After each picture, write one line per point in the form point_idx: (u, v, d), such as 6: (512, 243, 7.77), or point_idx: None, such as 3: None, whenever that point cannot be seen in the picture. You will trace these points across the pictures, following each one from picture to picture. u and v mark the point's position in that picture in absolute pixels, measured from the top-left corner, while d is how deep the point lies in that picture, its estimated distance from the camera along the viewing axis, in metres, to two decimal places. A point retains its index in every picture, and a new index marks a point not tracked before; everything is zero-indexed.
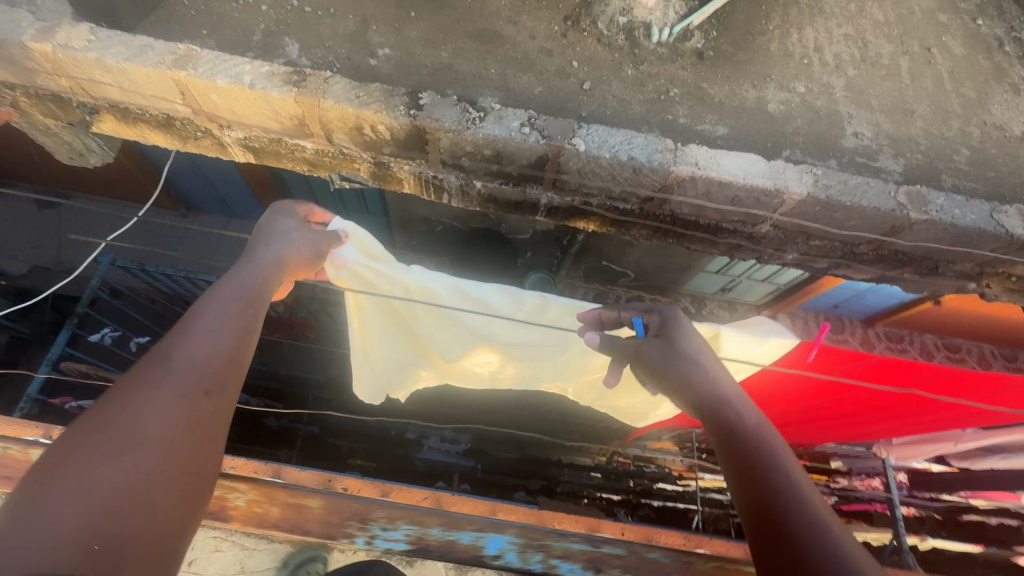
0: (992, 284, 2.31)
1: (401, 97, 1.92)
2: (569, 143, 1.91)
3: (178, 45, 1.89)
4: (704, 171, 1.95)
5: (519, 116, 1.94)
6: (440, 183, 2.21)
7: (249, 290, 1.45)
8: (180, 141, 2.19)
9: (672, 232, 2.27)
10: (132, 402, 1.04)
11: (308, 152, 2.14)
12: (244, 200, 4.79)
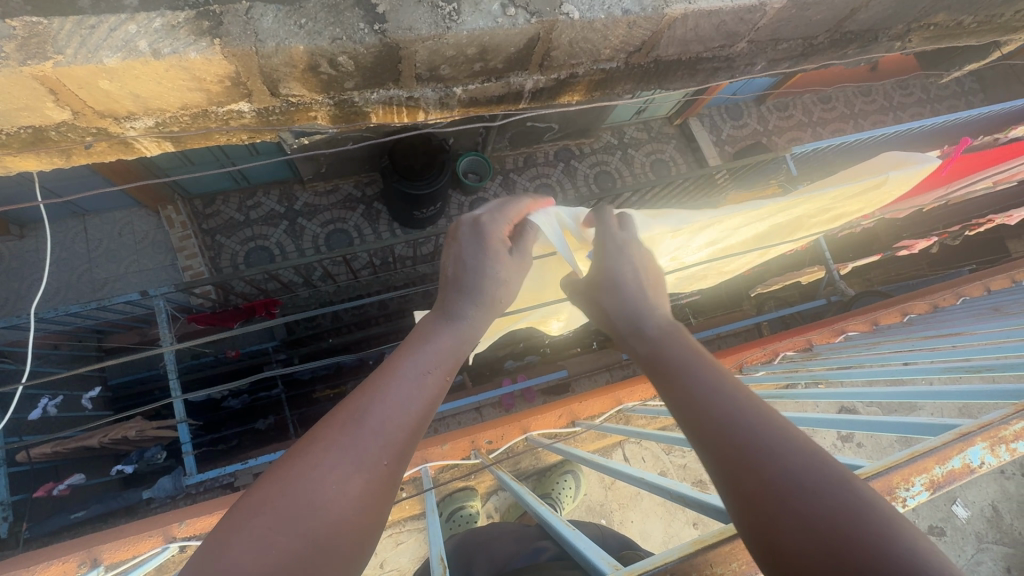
0: (912, 39, 2.57)
1: (353, 10, 1.53)
2: (561, 13, 1.68)
3: (9, 24, 1.30)
4: (695, 5, 1.83)
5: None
6: (414, 103, 1.89)
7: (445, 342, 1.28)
8: (64, 156, 1.62)
9: (656, 78, 2.19)
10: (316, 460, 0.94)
11: (248, 117, 1.71)
12: (95, 192, 3.82)
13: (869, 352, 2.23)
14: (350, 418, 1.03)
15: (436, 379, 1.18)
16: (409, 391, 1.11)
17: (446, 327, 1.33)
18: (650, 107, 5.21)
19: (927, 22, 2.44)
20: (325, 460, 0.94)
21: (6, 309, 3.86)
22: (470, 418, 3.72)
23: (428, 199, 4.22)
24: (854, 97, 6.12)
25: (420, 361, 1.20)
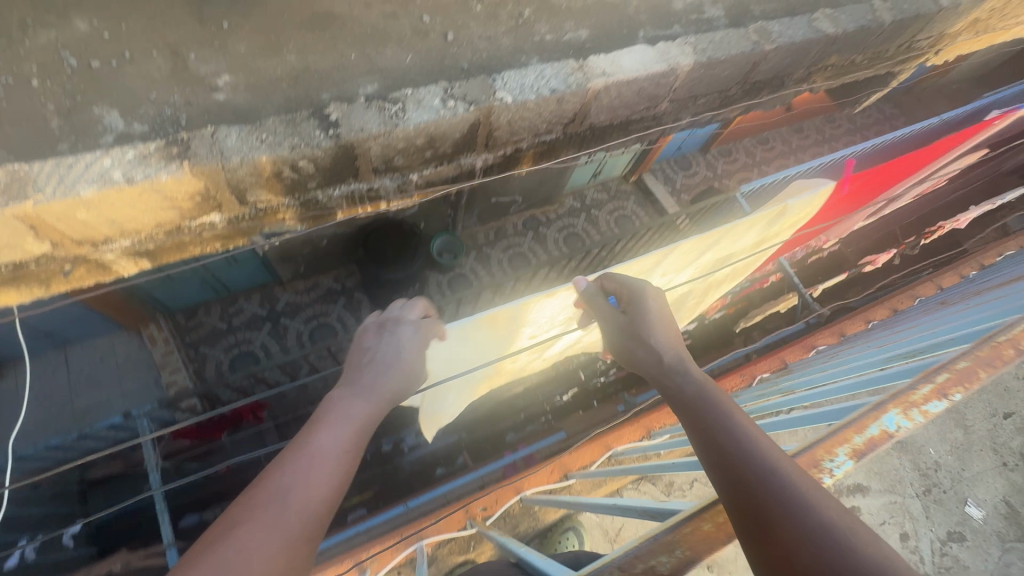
0: (817, 80, 2.88)
1: (309, 121, 1.71)
2: (495, 99, 1.89)
3: None
4: (613, 77, 2.07)
5: (437, 93, 1.85)
6: (375, 193, 2.04)
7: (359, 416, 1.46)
8: (45, 286, 1.70)
9: (595, 142, 2.40)
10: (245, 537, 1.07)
11: (220, 227, 1.83)
12: (77, 321, 3.86)
13: (834, 360, 2.45)
14: (270, 496, 1.17)
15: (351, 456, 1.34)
16: (325, 467, 1.27)
17: (355, 397, 1.52)
18: (605, 169, 5.57)
19: (824, 65, 2.77)
20: (252, 534, 1.08)
21: None
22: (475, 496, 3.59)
23: (406, 282, 4.34)
24: (789, 136, 6.62)
25: (335, 436, 1.37)
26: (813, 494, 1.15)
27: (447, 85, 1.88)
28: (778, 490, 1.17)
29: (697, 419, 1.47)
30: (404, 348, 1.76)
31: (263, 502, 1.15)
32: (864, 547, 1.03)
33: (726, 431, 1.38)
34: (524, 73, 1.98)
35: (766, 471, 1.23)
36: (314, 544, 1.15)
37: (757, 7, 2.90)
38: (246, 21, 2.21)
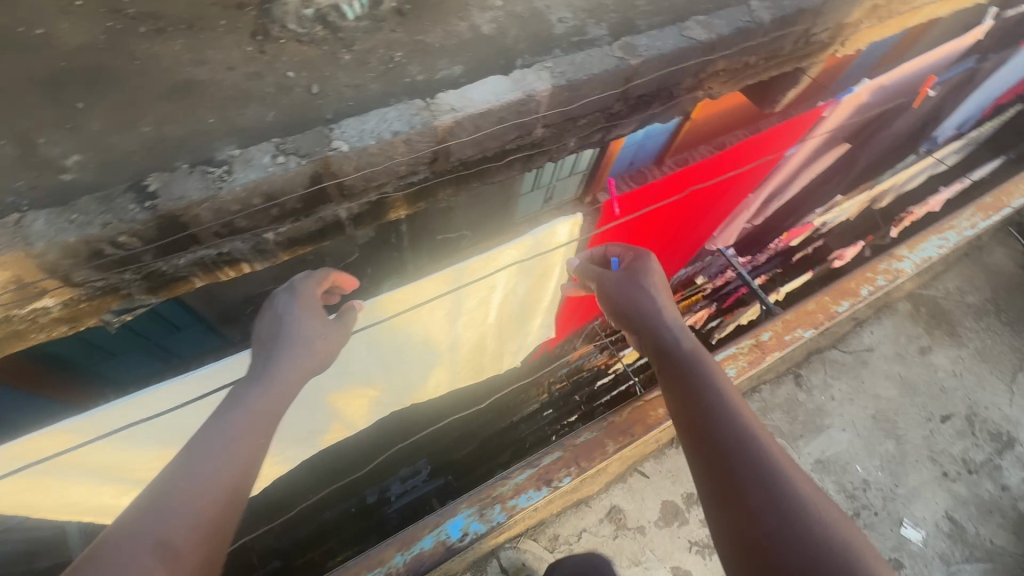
0: (712, 86, 2.82)
1: (126, 195, 1.67)
2: (330, 149, 1.83)
3: None
4: (462, 111, 2.02)
5: (264, 150, 1.79)
6: (230, 256, 1.99)
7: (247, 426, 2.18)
8: None
9: (472, 175, 2.35)
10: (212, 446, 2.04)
11: (57, 310, 1.78)
12: (17, 408, 3.77)
13: None
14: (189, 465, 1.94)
15: (257, 419, 2.24)
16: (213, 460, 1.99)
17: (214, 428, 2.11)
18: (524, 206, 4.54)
19: (713, 69, 2.68)
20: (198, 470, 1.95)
21: None
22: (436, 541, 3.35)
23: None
24: None
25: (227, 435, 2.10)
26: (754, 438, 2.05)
27: (279, 140, 1.82)
28: (748, 436, 2.05)
29: (681, 368, 2.47)
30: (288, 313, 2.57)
31: (174, 478, 1.90)
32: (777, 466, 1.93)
33: (704, 375, 2.38)
34: (362, 118, 1.92)
35: (737, 414, 2.14)
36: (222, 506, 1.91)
37: (643, 21, 2.86)
38: (102, 99, 2.21)
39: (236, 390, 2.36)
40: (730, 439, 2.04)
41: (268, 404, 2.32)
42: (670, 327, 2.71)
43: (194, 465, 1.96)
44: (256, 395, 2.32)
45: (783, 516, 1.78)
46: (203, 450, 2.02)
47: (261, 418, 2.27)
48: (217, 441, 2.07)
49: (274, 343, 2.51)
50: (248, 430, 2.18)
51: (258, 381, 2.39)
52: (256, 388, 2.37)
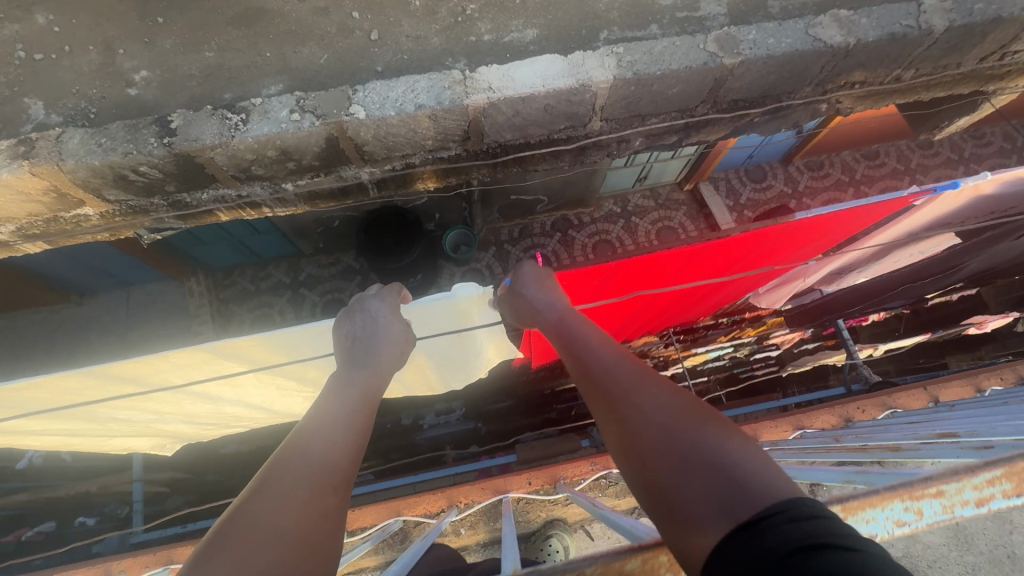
0: (841, 99, 2.28)
1: (149, 127, 1.75)
2: (346, 113, 1.76)
3: None
4: (499, 93, 1.81)
5: (287, 104, 1.79)
6: (253, 198, 2.07)
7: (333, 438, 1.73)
8: None
9: (511, 162, 2.19)
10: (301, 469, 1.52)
11: (97, 217, 1.99)
12: (128, 270, 4.41)
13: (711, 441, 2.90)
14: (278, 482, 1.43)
15: (361, 416, 1.85)
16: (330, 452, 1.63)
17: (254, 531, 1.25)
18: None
19: (843, 81, 2.14)
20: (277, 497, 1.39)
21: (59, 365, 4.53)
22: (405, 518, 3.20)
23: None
24: (910, 152, 5.36)
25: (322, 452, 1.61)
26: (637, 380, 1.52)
27: (298, 95, 1.78)
28: (624, 386, 1.52)
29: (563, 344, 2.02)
30: (382, 316, 2.43)
31: (278, 471, 1.45)
32: (653, 403, 1.39)
33: (582, 343, 1.92)
34: (389, 84, 1.80)
35: (604, 365, 1.68)
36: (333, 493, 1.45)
37: None
38: (183, 12, 2.01)
39: (322, 398, 1.95)
40: (609, 397, 1.50)
41: (370, 389, 2.05)
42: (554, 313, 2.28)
43: (301, 460, 1.50)
44: (359, 388, 2.03)
45: (662, 444, 1.25)
46: (298, 446, 1.57)
47: (363, 410, 1.90)
48: (323, 447, 1.58)
49: (362, 349, 2.28)
50: (360, 417, 1.84)
51: (357, 373, 2.13)
52: (340, 400, 1.92)
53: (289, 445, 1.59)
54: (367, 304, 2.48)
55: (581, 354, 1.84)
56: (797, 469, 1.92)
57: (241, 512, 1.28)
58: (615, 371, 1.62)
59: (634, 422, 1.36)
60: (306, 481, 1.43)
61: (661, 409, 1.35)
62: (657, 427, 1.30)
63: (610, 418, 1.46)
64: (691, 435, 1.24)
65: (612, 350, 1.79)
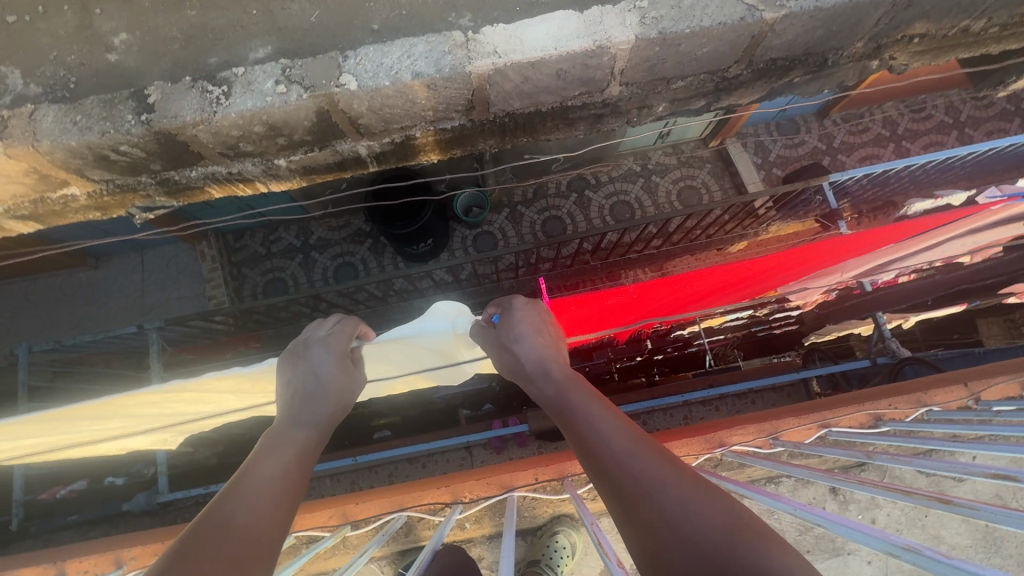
0: None
1: (424, 49, 1.64)
2: (651, 44, 1.65)
3: (136, 62, 1.70)
4: (800, 5, 1.64)
5: (585, 19, 1.64)
6: (514, 126, 2.00)
7: (310, 440, 1.37)
8: (121, 172, 1.80)
9: (755, 86, 2.00)
10: (236, 501, 1.06)
11: (365, 152, 1.97)
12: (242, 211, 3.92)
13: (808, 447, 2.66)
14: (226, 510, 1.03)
15: (294, 479, 1.21)
16: (265, 500, 1.09)
17: (245, 481, 1.13)
18: (676, 131, 4.25)
19: None
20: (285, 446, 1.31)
21: (135, 317, 4.17)
22: (457, 457, 3.61)
23: (420, 236, 3.88)
24: None
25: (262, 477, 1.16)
26: (660, 475, 0.98)
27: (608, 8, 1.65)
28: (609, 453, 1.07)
29: (578, 426, 1.20)
30: (326, 373, 1.56)
31: (201, 537, 0.93)
32: (665, 506, 0.90)
33: (584, 424, 1.19)
34: (698, 35, 1.66)
35: (618, 457, 1.06)
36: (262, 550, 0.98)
37: None
38: None
39: (258, 451, 1.27)
40: (622, 464, 1.03)
41: (316, 440, 1.38)
42: (546, 376, 1.50)
43: (230, 514, 1.00)
44: (299, 434, 1.36)
45: (699, 554, 0.79)
46: (242, 494, 1.08)
47: (303, 462, 1.28)
48: (251, 485, 1.12)
49: (304, 404, 1.46)
50: (295, 473, 1.22)
51: (298, 429, 1.38)
52: (282, 452, 1.28)
53: (209, 514, 1.01)
54: (310, 348, 1.60)
55: (586, 447, 1.12)
56: (821, 445, 1.93)
57: (190, 546, 0.90)
58: (612, 454, 1.06)
59: (671, 514, 0.88)
60: (229, 533, 0.96)
61: (703, 508, 0.87)
62: (703, 541, 0.81)
63: (621, 514, 0.96)
64: (742, 550, 0.77)
65: (618, 439, 1.10)
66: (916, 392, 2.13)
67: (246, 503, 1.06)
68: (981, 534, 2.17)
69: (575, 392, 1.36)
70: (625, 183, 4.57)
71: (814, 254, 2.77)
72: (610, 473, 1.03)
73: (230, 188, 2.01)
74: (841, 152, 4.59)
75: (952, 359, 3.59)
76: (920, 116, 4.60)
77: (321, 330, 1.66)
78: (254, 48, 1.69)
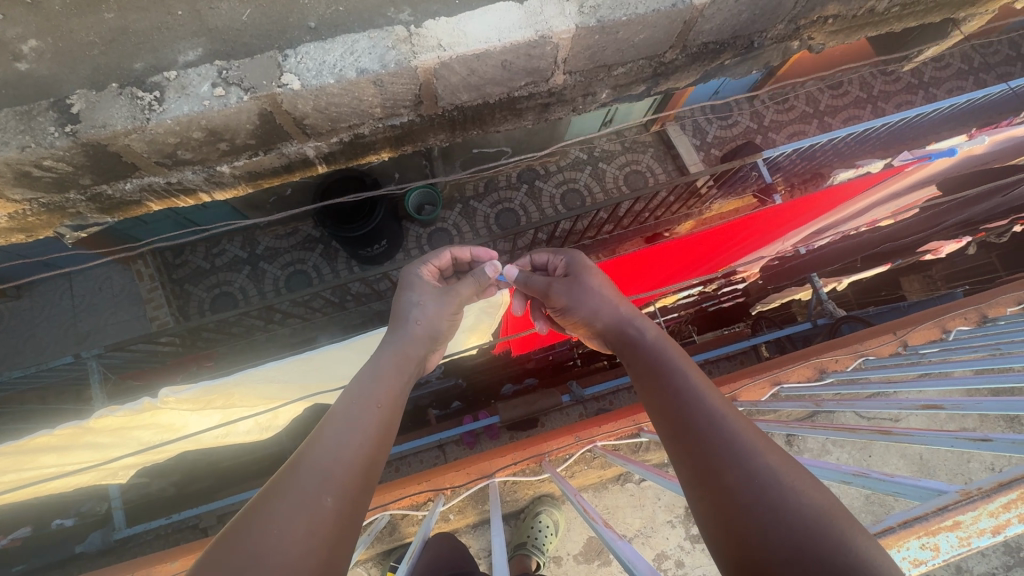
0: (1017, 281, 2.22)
1: (366, 45, 1.61)
2: (589, 32, 1.70)
3: (51, 74, 1.58)
4: None
5: (525, 9, 1.66)
6: (461, 119, 2.00)
7: (396, 365, 1.45)
8: (45, 189, 1.68)
9: (688, 69, 2.09)
10: (340, 427, 1.14)
11: (313, 154, 1.93)
12: (179, 224, 3.71)
13: None
14: (321, 442, 1.08)
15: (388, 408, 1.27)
16: (363, 425, 1.17)
17: (341, 412, 1.19)
18: (619, 117, 4.39)
19: None
20: (370, 371, 1.39)
21: (66, 346, 3.88)
22: (431, 455, 3.59)
23: (374, 238, 3.82)
24: None
25: (361, 410, 1.21)
26: (743, 438, 0.94)
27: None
28: (695, 407, 1.05)
29: (659, 380, 1.19)
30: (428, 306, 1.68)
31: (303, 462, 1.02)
32: (754, 469, 0.87)
33: (666, 380, 1.17)
34: (633, 21, 1.71)
35: (709, 414, 1.02)
36: (360, 490, 1.03)
37: None
38: None
39: (360, 376, 1.37)
40: (710, 423, 1.00)
41: (399, 373, 1.43)
42: (637, 327, 1.48)
43: (334, 439, 1.09)
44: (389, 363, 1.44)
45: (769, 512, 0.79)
46: (346, 425, 1.15)
47: (394, 392, 1.34)
48: (349, 402, 1.23)
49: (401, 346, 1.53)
50: (386, 399, 1.29)
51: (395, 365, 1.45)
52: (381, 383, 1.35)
53: (317, 438, 1.10)
54: (408, 288, 1.72)
55: (667, 394, 1.13)
56: (771, 402, 2.07)
57: (293, 470, 1.00)
58: (705, 408, 1.04)
59: (748, 485, 0.85)
60: (343, 464, 1.05)
61: (787, 472, 0.85)
62: (786, 501, 0.80)
63: (701, 470, 0.94)
64: (822, 535, 0.73)
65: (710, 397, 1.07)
66: (853, 344, 2.32)
67: (349, 433, 1.13)
68: (918, 466, 2.39)
69: (665, 344, 1.34)
70: (573, 172, 4.66)
71: (758, 226, 2.95)
72: (692, 427, 1.02)
73: (171, 199, 1.92)
74: (771, 130, 4.88)
75: (882, 314, 3.90)
76: (839, 93, 4.93)
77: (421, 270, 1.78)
78: (183, 50, 1.62)
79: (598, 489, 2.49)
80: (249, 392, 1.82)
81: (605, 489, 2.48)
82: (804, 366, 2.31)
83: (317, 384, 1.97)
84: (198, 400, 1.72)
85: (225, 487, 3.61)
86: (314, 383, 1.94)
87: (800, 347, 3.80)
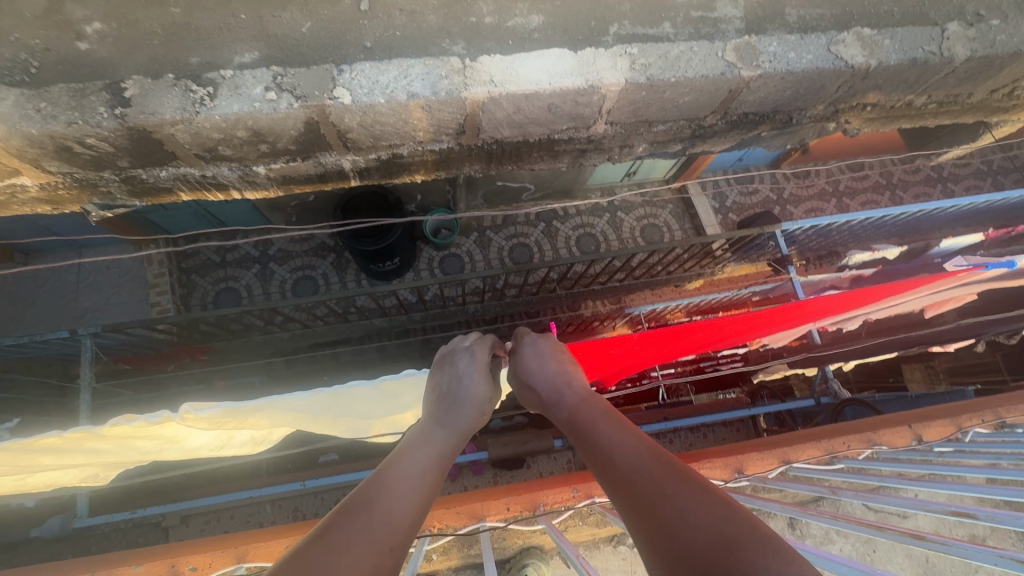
0: None
1: (419, 72, 1.65)
2: (637, 89, 1.74)
3: (107, 57, 1.60)
4: (773, 69, 1.78)
5: (578, 58, 1.70)
6: (498, 153, 2.03)
7: (435, 434, 1.45)
8: (80, 165, 1.68)
9: (724, 135, 2.13)
10: (380, 492, 1.12)
11: (349, 168, 1.94)
12: (197, 216, 3.73)
13: None
14: (360, 506, 1.07)
15: (431, 474, 1.27)
16: (404, 491, 1.15)
17: (376, 478, 1.18)
18: (643, 170, 4.48)
19: None
20: (411, 444, 1.39)
21: (62, 320, 3.83)
22: None
23: (387, 255, 3.82)
24: None
25: (401, 478, 1.20)
26: (667, 485, 1.01)
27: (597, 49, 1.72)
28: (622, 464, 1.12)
29: (594, 445, 1.25)
30: (470, 375, 1.68)
31: (348, 517, 1.02)
32: (674, 513, 0.93)
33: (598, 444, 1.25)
34: (679, 84, 1.75)
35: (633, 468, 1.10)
36: (397, 558, 1.00)
37: None
38: None
39: (401, 446, 1.37)
40: (636, 476, 1.07)
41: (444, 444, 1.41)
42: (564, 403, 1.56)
43: (371, 500, 1.09)
44: (439, 435, 1.44)
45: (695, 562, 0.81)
46: (387, 491, 1.14)
47: (439, 467, 1.33)
48: (390, 472, 1.22)
49: (447, 408, 1.56)
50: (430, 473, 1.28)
51: (439, 429, 1.47)
52: (426, 449, 1.35)
53: (352, 500, 1.09)
54: (453, 357, 1.74)
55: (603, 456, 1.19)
56: (780, 482, 1.97)
57: (338, 525, 0.99)
58: (632, 464, 1.11)
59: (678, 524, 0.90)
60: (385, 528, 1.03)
61: (704, 513, 0.90)
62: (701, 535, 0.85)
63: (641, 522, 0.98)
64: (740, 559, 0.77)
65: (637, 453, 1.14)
66: (866, 432, 2.26)
67: (389, 499, 1.12)
68: (923, 569, 2.29)
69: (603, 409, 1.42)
70: (591, 217, 4.70)
71: (807, 311, 2.74)
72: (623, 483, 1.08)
73: (201, 192, 1.93)
74: (790, 202, 4.94)
75: (888, 401, 3.84)
76: (859, 176, 5.03)
77: (464, 343, 1.82)
78: (239, 52, 1.64)
79: (589, 548, 2.38)
80: (263, 420, 1.77)
81: (596, 550, 2.37)
82: (814, 448, 2.24)
83: (332, 419, 1.91)
84: (213, 421, 1.67)
85: (195, 486, 3.48)
86: (327, 421, 1.89)
87: (801, 424, 3.72)
